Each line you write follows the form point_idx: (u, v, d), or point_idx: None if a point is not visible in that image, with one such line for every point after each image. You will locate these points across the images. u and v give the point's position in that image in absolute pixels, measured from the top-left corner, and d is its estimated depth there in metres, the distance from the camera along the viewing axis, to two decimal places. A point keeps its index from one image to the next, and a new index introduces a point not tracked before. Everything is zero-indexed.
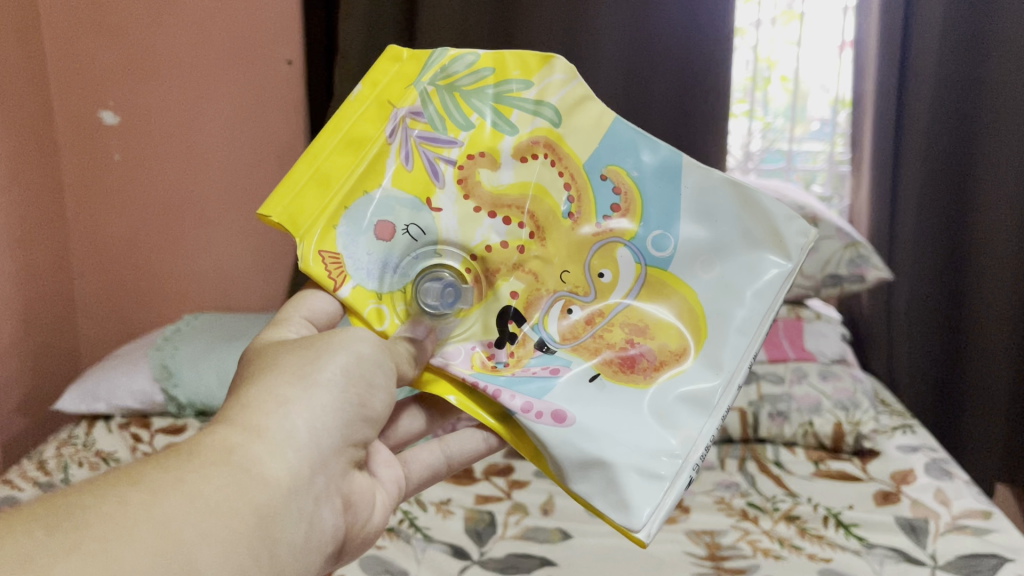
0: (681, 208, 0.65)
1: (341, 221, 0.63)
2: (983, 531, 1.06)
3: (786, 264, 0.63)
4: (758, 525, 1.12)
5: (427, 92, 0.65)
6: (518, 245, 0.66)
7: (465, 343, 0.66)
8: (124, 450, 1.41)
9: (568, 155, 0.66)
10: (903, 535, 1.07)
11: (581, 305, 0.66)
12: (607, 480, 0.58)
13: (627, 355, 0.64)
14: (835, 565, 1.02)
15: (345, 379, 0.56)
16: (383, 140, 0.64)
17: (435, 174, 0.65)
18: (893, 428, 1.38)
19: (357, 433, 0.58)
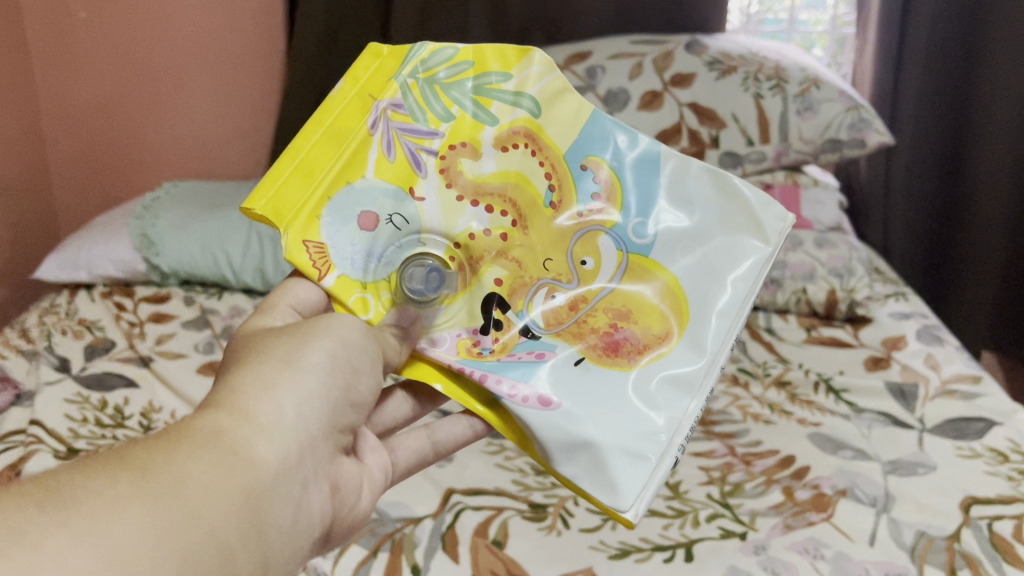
0: (660, 196, 0.63)
1: (325, 212, 0.59)
2: (972, 395, 1.09)
3: (765, 249, 0.62)
4: (748, 391, 1.14)
5: (408, 86, 0.62)
6: (503, 233, 0.62)
7: (451, 331, 0.62)
8: (108, 318, 1.37)
9: (547, 145, 0.63)
10: (892, 398, 1.09)
11: (564, 291, 0.63)
12: (593, 461, 0.58)
13: (611, 339, 0.61)
14: (825, 430, 1.05)
15: (332, 364, 0.54)
16: (364, 133, 0.60)
17: (417, 165, 0.62)
18: (886, 295, 1.38)
19: (343, 418, 0.56)
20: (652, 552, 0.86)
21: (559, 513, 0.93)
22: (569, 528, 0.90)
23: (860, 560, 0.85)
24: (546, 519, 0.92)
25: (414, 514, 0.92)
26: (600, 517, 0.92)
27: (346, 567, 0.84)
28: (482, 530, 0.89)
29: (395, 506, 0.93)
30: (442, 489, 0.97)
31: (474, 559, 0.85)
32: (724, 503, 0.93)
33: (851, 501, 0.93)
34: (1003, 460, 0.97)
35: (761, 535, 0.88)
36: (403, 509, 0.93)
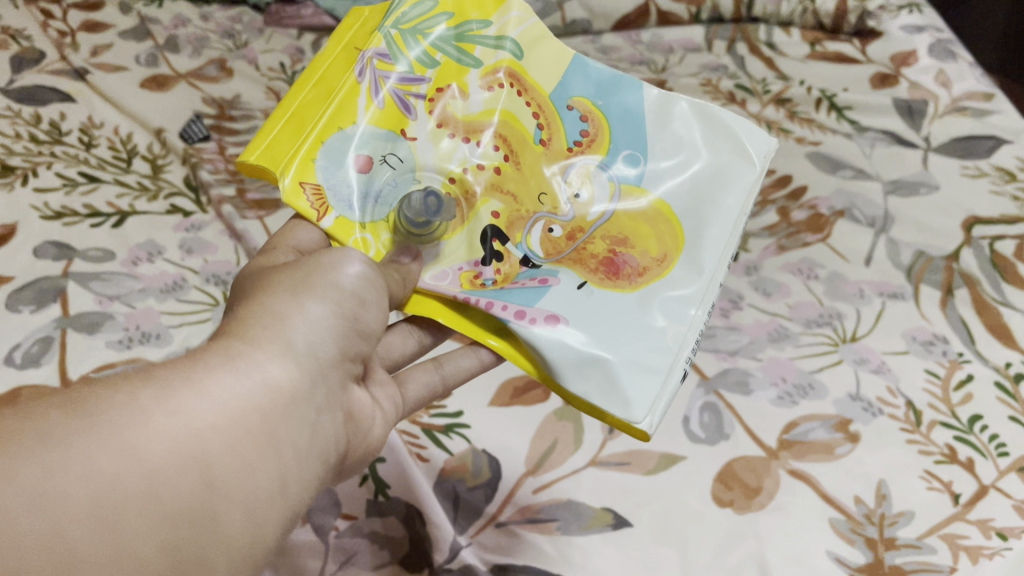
0: (647, 132, 0.62)
1: (320, 154, 0.53)
2: (983, 114, 1.02)
3: (754, 168, 0.61)
4: (745, 109, 1.06)
5: (391, 36, 0.57)
6: (494, 168, 0.60)
7: (449, 269, 0.57)
8: (34, 27, 1.19)
9: (533, 87, 0.62)
10: (898, 117, 1.03)
11: (561, 225, 0.59)
12: (605, 377, 0.53)
13: (611, 264, 0.58)
14: (824, 150, 0.99)
15: (339, 293, 0.45)
16: (352, 80, 0.55)
17: (407, 109, 0.58)
18: (902, 6, 1.22)
19: (354, 348, 0.46)
20: None
21: None
22: None
23: (856, 281, 0.83)
24: None
25: None
26: None
27: None
28: None
29: None
30: None
31: None
32: None
33: (849, 222, 0.89)
34: (1010, 180, 0.93)
35: (753, 257, 0.85)
36: None
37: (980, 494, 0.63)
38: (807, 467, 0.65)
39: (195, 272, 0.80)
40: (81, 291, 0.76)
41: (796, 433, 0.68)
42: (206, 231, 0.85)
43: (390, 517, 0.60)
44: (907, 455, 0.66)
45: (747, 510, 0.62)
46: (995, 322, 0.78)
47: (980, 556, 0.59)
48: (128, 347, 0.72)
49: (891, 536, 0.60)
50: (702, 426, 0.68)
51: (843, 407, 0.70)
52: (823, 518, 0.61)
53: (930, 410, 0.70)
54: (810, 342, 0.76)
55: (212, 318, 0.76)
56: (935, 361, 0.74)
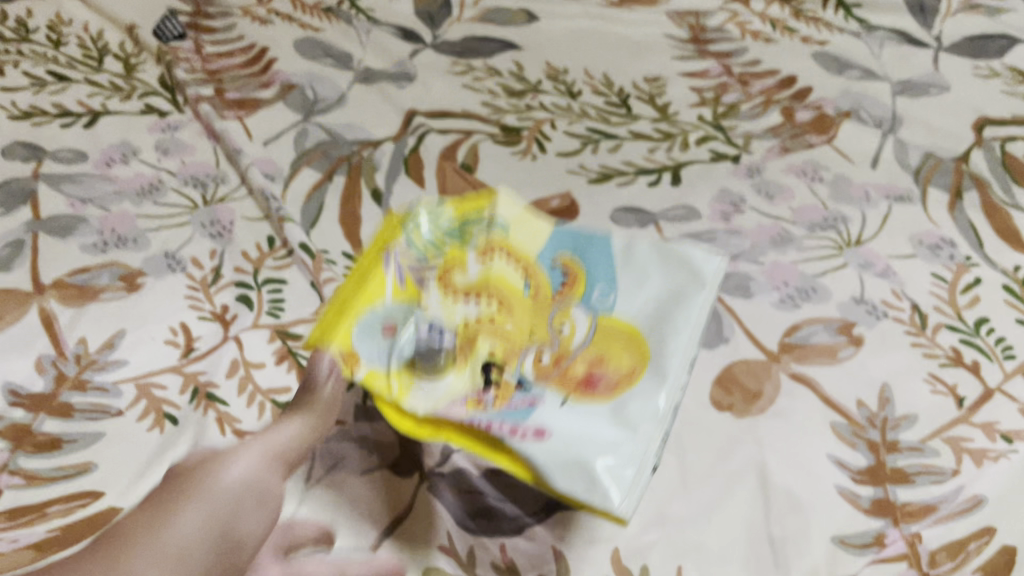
0: (613, 269, 0.62)
1: (357, 326, 0.56)
2: (997, 12, 0.98)
3: (705, 289, 0.59)
4: (749, 9, 1.02)
5: (412, 245, 0.63)
6: (486, 318, 0.59)
7: (454, 395, 0.54)
8: None
9: (520, 252, 0.63)
10: (908, 16, 0.98)
11: (547, 353, 0.57)
12: (587, 474, 0.48)
13: (585, 380, 0.55)
14: (830, 50, 0.95)
15: (237, 491, 0.47)
16: (382, 275, 0.60)
17: (420, 286, 0.61)
18: None
19: (248, 515, 0.46)
20: (636, 176, 0.80)
21: (534, 138, 0.84)
22: (546, 153, 0.83)
23: (861, 184, 0.79)
24: (521, 144, 0.83)
25: (372, 139, 0.83)
26: (580, 141, 0.84)
27: (298, 193, 0.76)
28: (450, 154, 0.82)
29: (350, 129, 0.84)
30: (403, 112, 0.87)
31: (442, 185, 0.78)
32: (717, 126, 0.86)
33: (855, 123, 0.86)
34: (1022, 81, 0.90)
35: (755, 159, 0.82)
36: (359, 133, 0.84)
37: (985, 397, 0.62)
38: (809, 371, 0.63)
39: (172, 174, 0.77)
40: (53, 194, 0.73)
41: (798, 337, 0.65)
42: (183, 132, 0.82)
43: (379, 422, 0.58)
44: (911, 358, 0.64)
45: (747, 414, 0.60)
46: (1004, 225, 0.75)
47: (984, 459, 0.57)
48: (103, 252, 0.69)
49: (894, 439, 0.59)
50: (700, 330, 0.66)
51: (847, 311, 0.68)
52: (825, 421, 0.59)
53: (935, 314, 0.68)
54: (813, 245, 0.73)
55: (192, 222, 0.72)
56: (942, 264, 0.72)
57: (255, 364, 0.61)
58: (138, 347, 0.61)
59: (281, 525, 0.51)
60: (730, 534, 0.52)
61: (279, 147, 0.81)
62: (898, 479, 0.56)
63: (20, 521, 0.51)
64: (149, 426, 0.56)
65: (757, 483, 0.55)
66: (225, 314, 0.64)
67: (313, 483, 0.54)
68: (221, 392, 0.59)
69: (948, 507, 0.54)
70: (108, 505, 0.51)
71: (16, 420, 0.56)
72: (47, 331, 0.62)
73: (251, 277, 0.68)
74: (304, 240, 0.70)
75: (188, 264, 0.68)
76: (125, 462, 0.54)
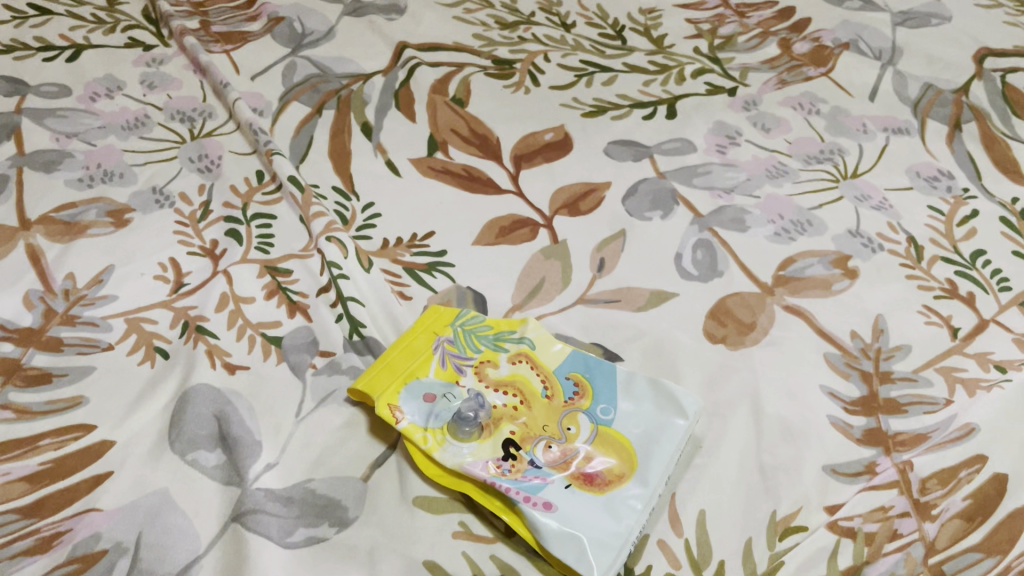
0: (647, 397, 0.54)
1: (407, 391, 0.54)
2: None
3: (763, 436, 0.54)
4: None
5: (457, 341, 0.57)
6: (512, 407, 0.54)
7: (478, 459, 0.50)
8: None
9: (554, 359, 0.57)
10: None
11: (556, 451, 0.51)
12: (582, 542, 0.46)
13: (585, 471, 0.50)
14: None
15: (47, 528, 0.47)
16: (432, 363, 0.56)
17: (460, 371, 0.56)
18: None
19: (103, 542, 0.46)
20: (630, 110, 0.79)
21: (527, 70, 0.83)
22: (539, 86, 0.81)
23: (859, 116, 0.79)
24: (514, 78, 0.82)
25: (362, 72, 0.82)
26: (573, 74, 0.83)
27: (287, 128, 0.75)
28: (441, 87, 0.80)
29: (339, 63, 0.83)
30: (393, 45, 0.85)
31: (432, 119, 0.77)
32: (713, 58, 0.85)
33: (854, 55, 0.85)
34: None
35: (752, 92, 0.81)
36: (348, 67, 0.82)
37: (979, 328, 0.61)
38: (803, 302, 0.63)
39: (158, 108, 0.76)
40: (36, 129, 0.72)
41: (793, 270, 0.65)
42: (168, 66, 0.81)
43: (371, 356, 0.58)
44: (906, 290, 0.64)
45: (740, 345, 0.59)
46: (1002, 157, 0.75)
47: (977, 388, 0.57)
48: (89, 187, 0.68)
49: (887, 370, 0.59)
50: (694, 263, 0.65)
51: (842, 244, 0.67)
52: (819, 352, 0.59)
53: (932, 246, 0.67)
54: (809, 178, 0.72)
55: (179, 157, 0.71)
56: (939, 196, 0.71)
57: (245, 298, 0.60)
58: (127, 281, 0.61)
59: (275, 458, 0.51)
60: (722, 462, 0.53)
61: (267, 81, 0.80)
62: (890, 409, 0.56)
63: (11, 454, 0.50)
64: (141, 360, 0.56)
65: (750, 413, 0.55)
66: (215, 250, 0.64)
67: (305, 417, 0.54)
68: (211, 325, 0.58)
69: (940, 435, 0.54)
70: (101, 437, 0.51)
71: (5, 353, 0.56)
72: (35, 266, 0.61)
73: (239, 212, 0.67)
74: (293, 174, 0.69)
75: (177, 200, 0.67)
76: (116, 394, 0.54)
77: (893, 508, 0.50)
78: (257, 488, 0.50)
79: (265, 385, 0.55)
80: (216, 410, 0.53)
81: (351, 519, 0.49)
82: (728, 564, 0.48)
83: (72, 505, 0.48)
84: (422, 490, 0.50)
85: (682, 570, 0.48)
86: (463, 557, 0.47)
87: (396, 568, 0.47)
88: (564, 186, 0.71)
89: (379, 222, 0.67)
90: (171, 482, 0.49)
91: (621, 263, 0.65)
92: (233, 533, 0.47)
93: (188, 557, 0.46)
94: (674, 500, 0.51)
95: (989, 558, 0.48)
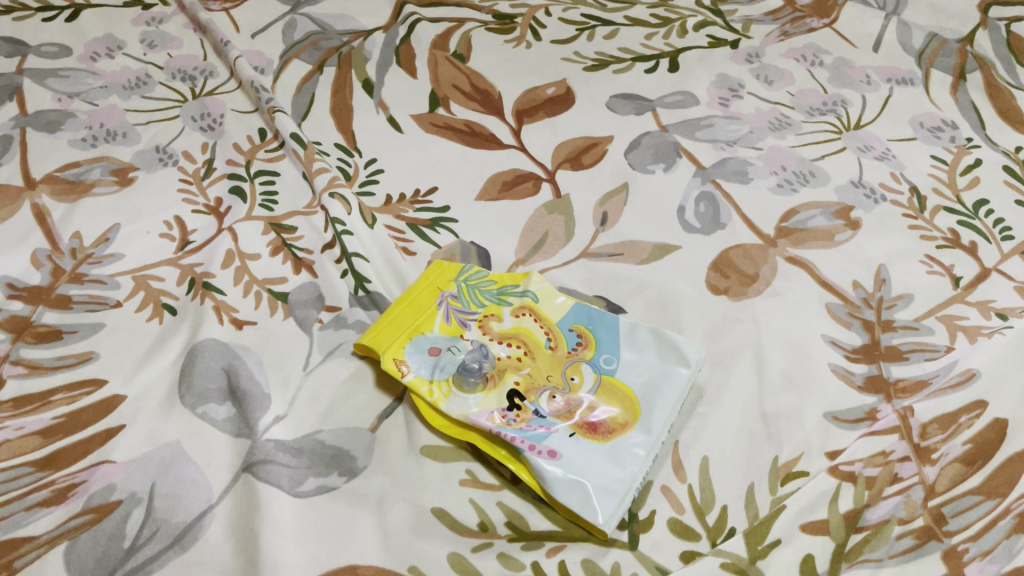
0: (649, 347, 0.54)
1: (412, 345, 0.54)
2: None
3: (765, 384, 0.55)
4: None
5: (460, 295, 0.58)
6: (516, 359, 0.54)
7: (484, 409, 0.51)
8: None
9: (556, 312, 0.57)
10: None
11: (560, 400, 0.52)
12: (586, 489, 0.47)
13: (588, 421, 0.51)
14: None
15: (61, 480, 0.48)
16: (436, 318, 0.56)
17: (464, 324, 0.56)
18: None
19: (116, 492, 0.47)
20: (632, 63, 0.79)
21: (528, 25, 0.83)
22: (540, 41, 0.81)
23: (863, 67, 0.79)
24: (515, 33, 0.82)
25: (362, 28, 0.81)
26: (574, 28, 0.83)
27: (288, 85, 0.75)
28: (442, 43, 0.80)
29: (339, 19, 0.82)
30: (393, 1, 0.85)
31: (434, 74, 0.77)
32: (716, 11, 0.85)
33: (857, 6, 0.85)
34: None
35: (755, 44, 0.81)
36: (348, 23, 0.82)
37: (981, 277, 0.62)
38: (806, 253, 0.63)
39: (159, 68, 0.76)
40: (38, 89, 0.72)
41: (796, 221, 0.65)
42: (168, 26, 0.81)
43: (376, 311, 0.58)
44: (908, 240, 0.64)
45: (743, 296, 0.60)
46: (1006, 107, 0.75)
47: (978, 335, 0.57)
48: (93, 146, 0.68)
49: (889, 319, 0.59)
50: (698, 216, 0.65)
51: (845, 195, 0.67)
52: (821, 302, 0.60)
53: (934, 196, 0.67)
54: (812, 130, 0.72)
55: (181, 116, 0.71)
56: (942, 147, 0.71)
57: (250, 254, 0.61)
58: (133, 240, 0.61)
59: (283, 411, 0.52)
60: (725, 410, 0.53)
61: (267, 39, 0.80)
62: (891, 357, 0.57)
63: (25, 410, 0.51)
64: (149, 317, 0.57)
65: (752, 362, 0.56)
66: (220, 208, 0.64)
67: (312, 370, 0.54)
68: (217, 282, 0.59)
69: (941, 381, 0.55)
70: (112, 391, 0.52)
71: (15, 312, 0.56)
72: (41, 226, 0.61)
73: (243, 170, 0.67)
74: (295, 131, 0.69)
75: (180, 158, 0.68)
76: (125, 350, 0.55)
77: (893, 453, 0.51)
78: (266, 439, 0.50)
79: (273, 339, 0.56)
80: (225, 365, 0.54)
81: (360, 469, 0.50)
82: (731, 508, 0.49)
83: (86, 457, 0.49)
84: (429, 439, 0.51)
85: (686, 514, 0.49)
86: (470, 504, 0.48)
87: (405, 516, 0.48)
88: (567, 140, 0.71)
89: (381, 178, 0.68)
90: (182, 435, 0.50)
91: (624, 216, 0.65)
92: (244, 484, 0.48)
93: (201, 506, 0.47)
94: (677, 447, 0.51)
95: (988, 501, 0.48)
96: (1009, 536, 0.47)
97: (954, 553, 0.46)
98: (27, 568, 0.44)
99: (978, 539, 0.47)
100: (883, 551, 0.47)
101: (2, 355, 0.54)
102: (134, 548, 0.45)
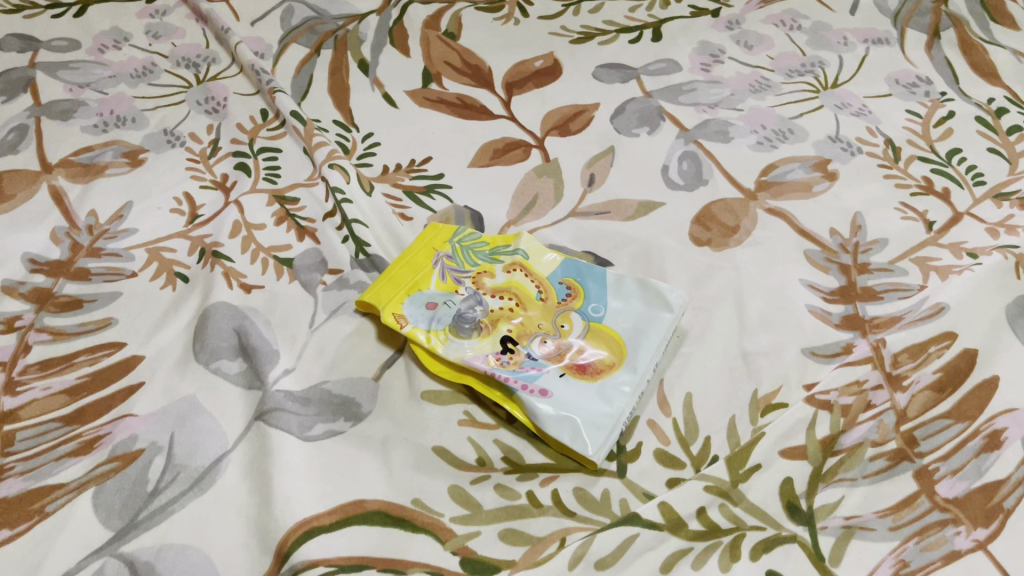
0: (634, 293, 0.57)
1: (410, 300, 0.57)
2: None
3: (745, 323, 0.58)
4: None
5: (455, 255, 0.61)
6: (508, 310, 0.57)
7: (479, 353, 0.54)
8: None
9: (547, 266, 0.60)
10: None
11: (551, 345, 0.55)
12: (577, 423, 0.50)
13: (579, 362, 0.54)
14: None
15: (87, 432, 0.51)
16: (432, 276, 0.59)
17: (458, 281, 0.59)
18: None
19: (138, 441, 0.51)
20: (617, 35, 0.82)
21: (516, 3, 0.86)
22: (528, 17, 0.85)
23: (840, 29, 0.82)
24: (503, 11, 0.85)
25: (357, 12, 0.85)
26: (561, 5, 0.86)
27: (287, 68, 0.79)
28: (433, 23, 0.83)
29: (334, 4, 0.86)
30: None
31: (426, 53, 0.80)
32: None
33: None
34: None
35: (735, 12, 0.84)
36: (343, 7, 0.85)
37: (954, 221, 0.64)
38: (784, 205, 0.66)
39: (164, 57, 0.79)
40: (50, 81, 0.75)
41: (775, 175, 0.68)
42: (171, 17, 0.85)
43: (377, 272, 0.61)
44: (884, 189, 0.67)
45: (724, 247, 0.63)
46: (979, 61, 0.78)
47: (950, 274, 0.60)
48: (104, 132, 0.72)
49: (865, 262, 0.62)
50: (681, 174, 0.69)
51: (822, 149, 0.70)
52: (799, 250, 0.62)
53: (909, 147, 0.70)
54: (790, 90, 0.75)
55: (187, 101, 0.75)
56: (917, 101, 0.74)
57: (257, 225, 0.64)
58: (145, 215, 0.65)
59: (291, 364, 0.56)
60: (708, 350, 0.56)
61: (266, 26, 0.84)
62: (867, 297, 0.59)
63: (51, 371, 0.55)
64: (163, 285, 0.60)
65: (733, 306, 0.59)
66: (226, 183, 0.67)
67: (318, 327, 0.58)
68: (226, 250, 0.62)
69: (913, 315, 0.57)
70: (131, 353, 0.56)
71: (37, 284, 0.60)
72: (59, 206, 0.65)
73: (247, 148, 0.71)
74: (295, 109, 0.73)
75: (187, 139, 0.71)
76: (142, 315, 0.58)
77: (867, 382, 0.53)
78: (275, 390, 0.54)
79: (279, 301, 0.59)
80: (235, 325, 0.57)
81: (364, 415, 0.53)
82: (714, 439, 0.52)
83: (109, 412, 0.52)
84: (429, 385, 0.55)
85: (671, 445, 0.52)
86: (469, 442, 0.52)
87: (408, 455, 0.51)
88: (555, 109, 0.74)
89: (378, 150, 0.71)
90: (198, 389, 0.54)
91: (610, 177, 0.69)
92: (257, 430, 0.51)
93: (217, 451, 0.50)
94: (662, 386, 0.55)
95: (958, 424, 0.51)
96: (977, 455, 0.49)
97: (925, 472, 0.49)
98: (59, 511, 0.47)
99: (948, 459, 0.49)
100: (857, 471, 0.49)
101: (27, 323, 0.57)
102: (157, 491, 0.48)
